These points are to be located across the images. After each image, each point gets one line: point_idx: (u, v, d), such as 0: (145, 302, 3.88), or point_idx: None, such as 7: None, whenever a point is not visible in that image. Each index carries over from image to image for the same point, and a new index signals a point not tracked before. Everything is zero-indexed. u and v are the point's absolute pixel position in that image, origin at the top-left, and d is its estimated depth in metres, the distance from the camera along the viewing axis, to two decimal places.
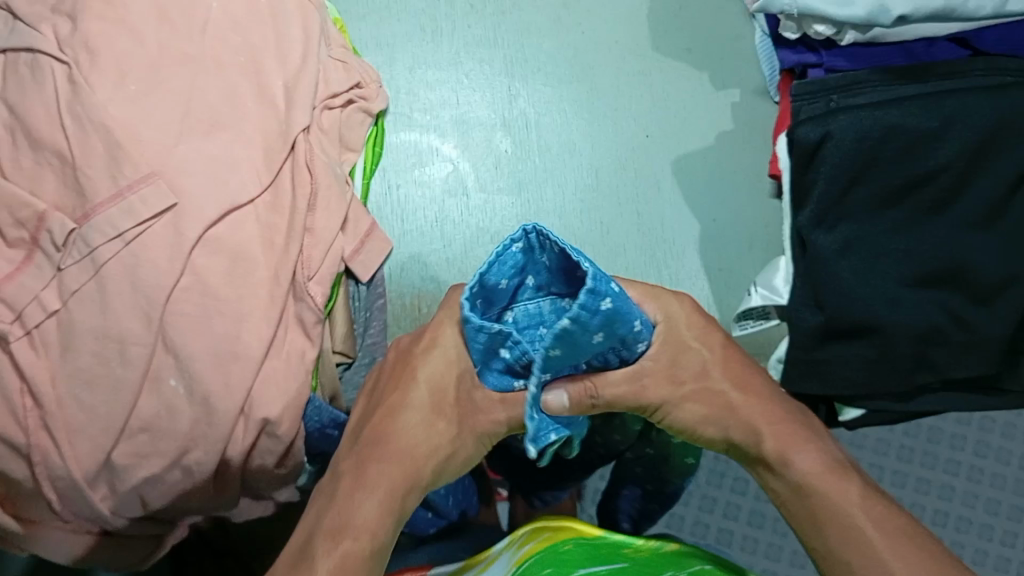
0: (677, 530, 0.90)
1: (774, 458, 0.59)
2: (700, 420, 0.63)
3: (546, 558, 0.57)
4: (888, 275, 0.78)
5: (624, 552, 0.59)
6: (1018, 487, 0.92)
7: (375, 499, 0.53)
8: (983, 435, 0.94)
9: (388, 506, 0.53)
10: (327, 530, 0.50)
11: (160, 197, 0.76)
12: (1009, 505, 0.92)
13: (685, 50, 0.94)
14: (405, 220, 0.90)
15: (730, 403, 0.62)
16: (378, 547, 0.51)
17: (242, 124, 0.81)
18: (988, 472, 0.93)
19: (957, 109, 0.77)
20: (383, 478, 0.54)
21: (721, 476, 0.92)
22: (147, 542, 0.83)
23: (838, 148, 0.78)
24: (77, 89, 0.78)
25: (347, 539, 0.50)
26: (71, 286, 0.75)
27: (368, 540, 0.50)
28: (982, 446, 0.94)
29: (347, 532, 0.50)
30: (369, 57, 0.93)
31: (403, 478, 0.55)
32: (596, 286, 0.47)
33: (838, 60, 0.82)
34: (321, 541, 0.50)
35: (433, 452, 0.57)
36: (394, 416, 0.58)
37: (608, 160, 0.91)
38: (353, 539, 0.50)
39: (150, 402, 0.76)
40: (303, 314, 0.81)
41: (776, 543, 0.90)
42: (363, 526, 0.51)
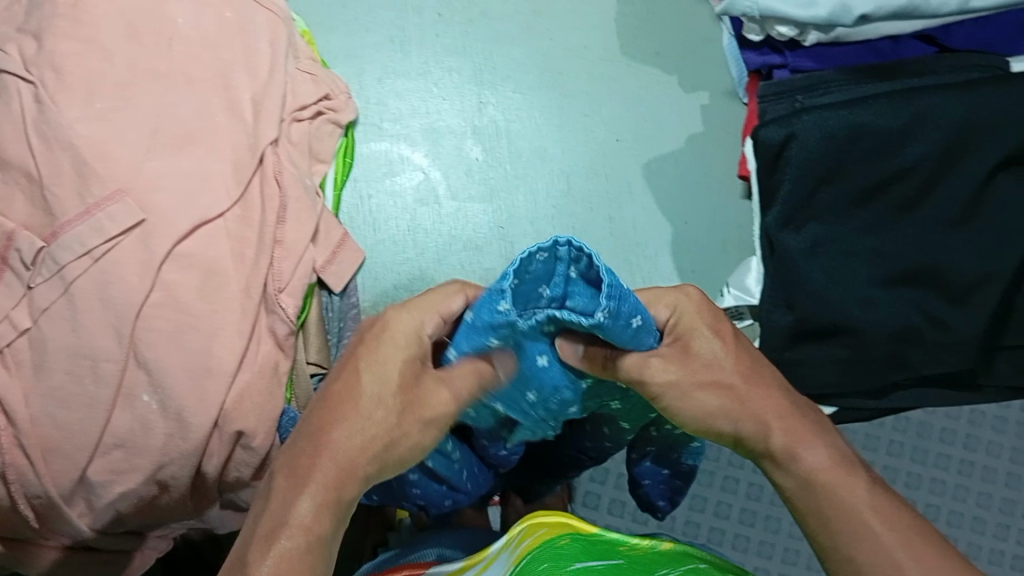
0: (669, 529, 0.90)
1: (782, 452, 0.49)
2: (709, 415, 0.50)
3: (539, 555, 0.52)
4: (858, 275, 0.78)
5: (619, 549, 0.55)
6: (1010, 480, 0.93)
7: (318, 491, 0.45)
8: (972, 428, 0.94)
9: (330, 499, 0.45)
10: (259, 535, 0.44)
11: (128, 213, 0.76)
12: (1000, 498, 0.92)
13: (654, 54, 0.94)
14: (377, 229, 0.90)
15: (737, 394, 0.50)
16: (322, 544, 0.44)
17: (210, 138, 0.81)
18: (979, 466, 0.93)
19: (924, 108, 0.76)
20: (322, 469, 0.46)
21: (712, 475, 0.92)
22: (122, 558, 0.82)
23: (802, 148, 0.77)
24: (44, 108, 0.78)
25: (283, 538, 0.43)
26: (41, 304, 0.75)
27: (302, 539, 0.43)
28: (972, 440, 0.94)
29: (284, 531, 0.43)
30: (338, 69, 0.93)
31: (345, 471, 0.46)
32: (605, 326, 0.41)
33: (803, 61, 0.82)
34: (255, 547, 0.44)
35: (382, 446, 0.47)
36: (340, 400, 0.48)
37: (579, 165, 0.91)
38: (289, 539, 0.43)
39: (124, 418, 0.76)
40: (276, 326, 0.81)
41: (768, 541, 0.90)
42: (302, 523, 0.44)
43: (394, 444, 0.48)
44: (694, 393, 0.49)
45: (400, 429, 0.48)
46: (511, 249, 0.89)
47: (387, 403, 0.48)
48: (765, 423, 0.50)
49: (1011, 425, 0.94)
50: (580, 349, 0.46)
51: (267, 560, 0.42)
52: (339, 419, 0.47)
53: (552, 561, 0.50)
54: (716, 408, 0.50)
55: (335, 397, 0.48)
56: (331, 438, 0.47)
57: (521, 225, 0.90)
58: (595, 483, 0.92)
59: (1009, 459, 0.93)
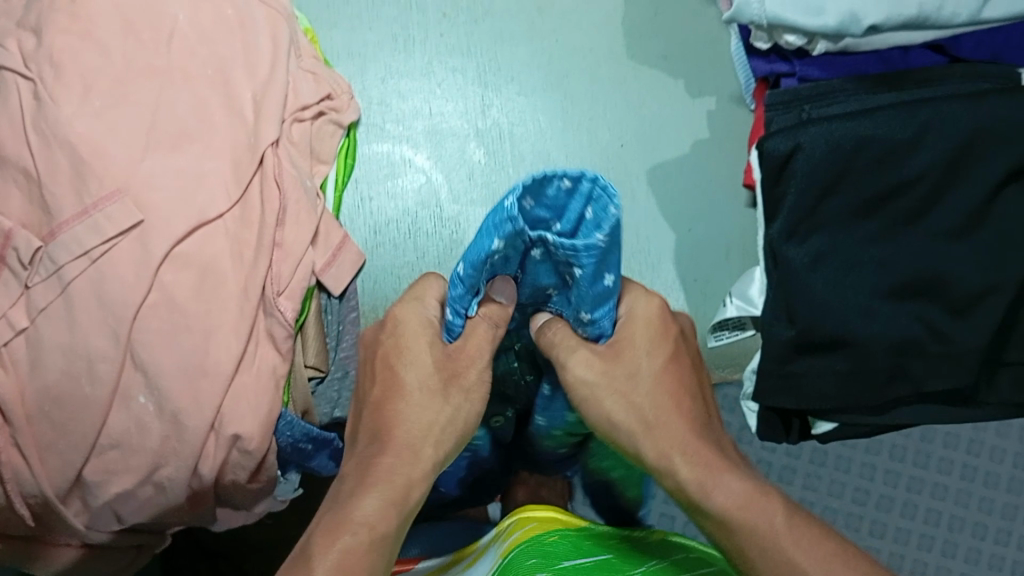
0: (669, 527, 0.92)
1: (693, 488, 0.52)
2: (615, 424, 0.56)
3: (529, 549, 0.56)
4: (862, 287, 0.77)
5: (607, 542, 0.58)
6: (1012, 485, 0.94)
7: (382, 489, 0.52)
8: (976, 434, 0.95)
9: (396, 496, 0.53)
10: (325, 530, 0.51)
11: (126, 213, 0.76)
12: (1002, 503, 0.94)
13: (661, 58, 0.93)
14: (377, 231, 0.89)
15: (646, 420, 0.55)
16: (386, 538, 0.51)
17: (210, 138, 0.81)
18: (981, 471, 0.94)
19: (932, 118, 0.75)
20: (388, 467, 0.53)
21: None
22: (129, 551, 0.84)
23: (808, 159, 0.76)
24: (43, 105, 0.77)
25: (348, 532, 0.50)
26: (39, 303, 0.74)
27: (366, 534, 0.50)
28: (976, 444, 0.95)
29: (349, 530, 0.50)
30: (341, 68, 0.93)
31: (411, 463, 0.54)
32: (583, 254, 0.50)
33: (811, 69, 0.81)
34: (319, 540, 0.50)
35: (439, 433, 0.56)
36: None
37: (583, 170, 0.90)
38: (355, 535, 0.50)
39: (119, 418, 0.75)
40: (274, 328, 0.80)
41: None
42: (369, 521, 0.51)
43: (451, 421, 0.56)
44: (603, 400, 0.56)
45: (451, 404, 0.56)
46: None
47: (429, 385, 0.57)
48: (665, 457, 0.54)
49: (1016, 430, 0.95)
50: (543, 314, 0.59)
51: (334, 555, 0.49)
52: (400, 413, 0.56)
53: (539, 557, 0.54)
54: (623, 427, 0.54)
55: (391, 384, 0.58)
56: (395, 434, 0.55)
57: None
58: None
59: (1013, 464, 0.94)
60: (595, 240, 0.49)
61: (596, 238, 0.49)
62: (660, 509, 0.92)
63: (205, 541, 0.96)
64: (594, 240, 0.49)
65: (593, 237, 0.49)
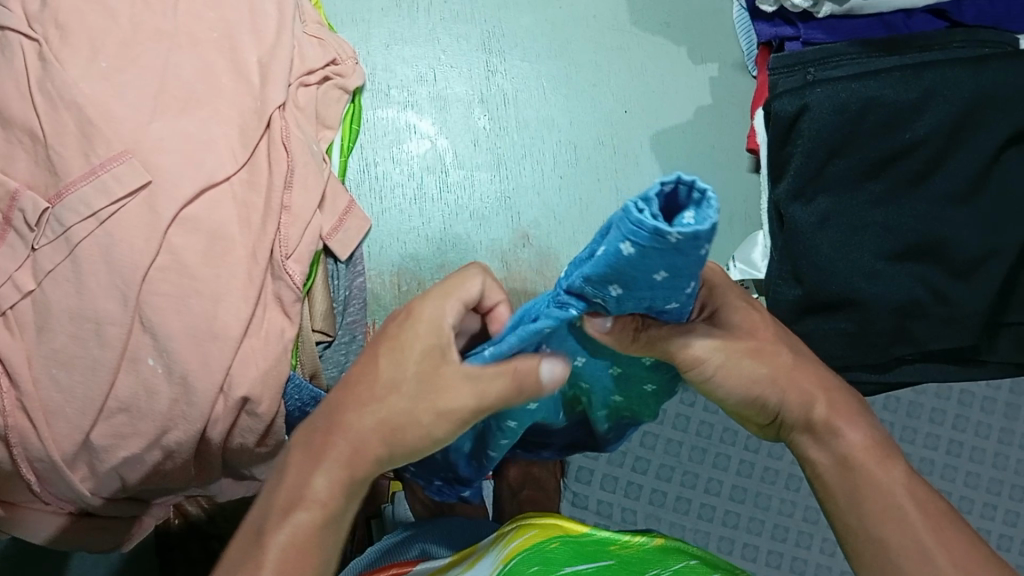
0: (660, 505, 0.93)
1: (822, 426, 0.54)
2: (757, 382, 0.52)
3: (530, 556, 0.53)
4: (866, 248, 0.78)
5: (608, 549, 0.57)
6: (999, 461, 0.87)
7: (333, 469, 0.49)
8: (962, 409, 0.88)
9: (343, 478, 0.49)
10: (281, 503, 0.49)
11: (134, 175, 0.76)
12: (988, 478, 0.87)
13: (663, 25, 0.93)
14: (383, 197, 0.89)
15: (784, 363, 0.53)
16: (332, 521, 0.49)
17: (217, 101, 0.81)
18: (967, 447, 0.88)
19: (936, 82, 0.76)
20: (338, 449, 0.49)
21: (703, 452, 0.94)
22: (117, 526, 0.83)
23: (816, 119, 0.77)
24: (48, 66, 0.77)
25: (301, 509, 0.48)
26: (46, 265, 0.74)
27: (319, 509, 0.48)
28: (962, 420, 0.88)
29: (300, 505, 0.48)
30: (345, 33, 0.93)
31: (354, 456, 0.49)
32: (646, 281, 0.37)
33: (814, 32, 0.81)
34: (275, 514, 0.48)
35: (389, 432, 0.49)
36: (357, 383, 0.50)
37: (587, 137, 0.91)
38: (306, 512, 0.48)
39: (128, 382, 0.75)
40: (282, 292, 0.80)
41: (758, 517, 0.93)
42: (317, 497, 0.49)
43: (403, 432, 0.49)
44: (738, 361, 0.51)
45: (411, 415, 0.48)
46: (518, 220, 0.89)
47: (401, 388, 0.49)
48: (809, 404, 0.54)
49: (1001, 404, 0.88)
50: (609, 322, 0.44)
51: (280, 535, 0.48)
52: (357, 403, 0.49)
53: (541, 564, 0.51)
54: (763, 377, 0.52)
55: (353, 388, 0.50)
56: (346, 420, 0.49)
57: (527, 195, 0.90)
58: (606, 491, 0.93)
59: (998, 440, 0.88)
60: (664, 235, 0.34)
61: (673, 236, 0.34)
62: (652, 487, 0.93)
63: (199, 522, 0.91)
64: (669, 237, 0.34)
65: (670, 237, 0.34)
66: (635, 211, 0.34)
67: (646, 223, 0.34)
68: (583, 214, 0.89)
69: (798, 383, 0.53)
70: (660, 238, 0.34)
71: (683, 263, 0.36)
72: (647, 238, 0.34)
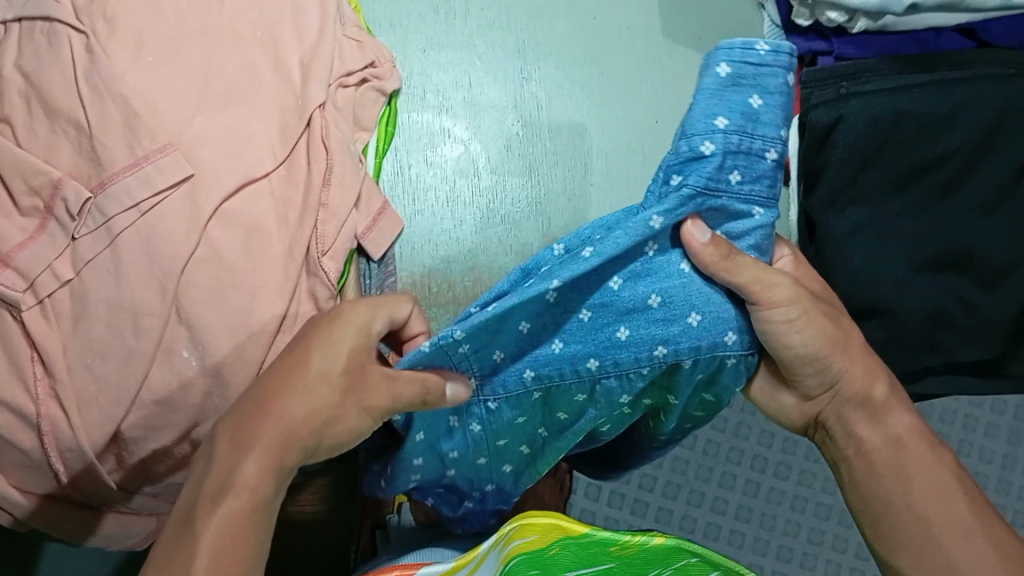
0: (666, 523, 0.93)
1: (879, 406, 0.60)
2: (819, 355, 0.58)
3: None
4: (896, 258, 0.79)
5: (610, 552, 0.52)
6: (1001, 487, 0.94)
7: (262, 459, 0.47)
8: (966, 434, 0.96)
9: (272, 464, 0.47)
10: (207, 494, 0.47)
11: (177, 166, 0.76)
12: (991, 504, 0.94)
13: (696, 38, 0.95)
14: (415, 199, 0.90)
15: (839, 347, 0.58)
16: (263, 506, 0.47)
17: (260, 99, 0.82)
18: (972, 471, 0.95)
19: (967, 96, 0.78)
20: (266, 437, 0.47)
21: (709, 471, 0.95)
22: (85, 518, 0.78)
23: (850, 131, 0.79)
24: (95, 58, 0.78)
25: (229, 497, 0.46)
26: (85, 255, 0.75)
27: (248, 499, 0.46)
28: (965, 444, 0.95)
29: (229, 493, 0.46)
30: (382, 37, 0.94)
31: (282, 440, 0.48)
32: (713, 133, 0.50)
33: (848, 48, 0.83)
34: (202, 505, 0.46)
35: (322, 421, 0.48)
36: (292, 369, 0.49)
37: (618, 144, 0.92)
38: (235, 498, 0.46)
39: (162, 373, 0.76)
40: (316, 289, 0.81)
41: (763, 538, 0.93)
42: (248, 486, 0.47)
43: (333, 422, 0.49)
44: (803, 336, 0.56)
45: (341, 408, 0.49)
46: (550, 225, 0.90)
47: (332, 380, 0.49)
48: (869, 380, 0.59)
49: (1004, 431, 0.96)
50: (704, 241, 0.51)
51: (212, 521, 0.46)
52: (287, 390, 0.48)
53: None
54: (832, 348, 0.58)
55: (284, 374, 0.49)
56: (278, 408, 0.48)
57: (557, 201, 0.91)
58: (613, 509, 0.93)
59: (1001, 465, 0.95)
60: (750, 56, 0.51)
61: (719, 120, 0.50)
62: (658, 505, 0.94)
63: None
64: (717, 124, 0.50)
65: (716, 123, 0.50)
66: (751, 43, 0.51)
67: (734, 67, 0.50)
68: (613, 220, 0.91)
69: (863, 363, 0.59)
70: (749, 54, 0.50)
71: (739, 117, 0.50)
72: (734, 81, 0.50)
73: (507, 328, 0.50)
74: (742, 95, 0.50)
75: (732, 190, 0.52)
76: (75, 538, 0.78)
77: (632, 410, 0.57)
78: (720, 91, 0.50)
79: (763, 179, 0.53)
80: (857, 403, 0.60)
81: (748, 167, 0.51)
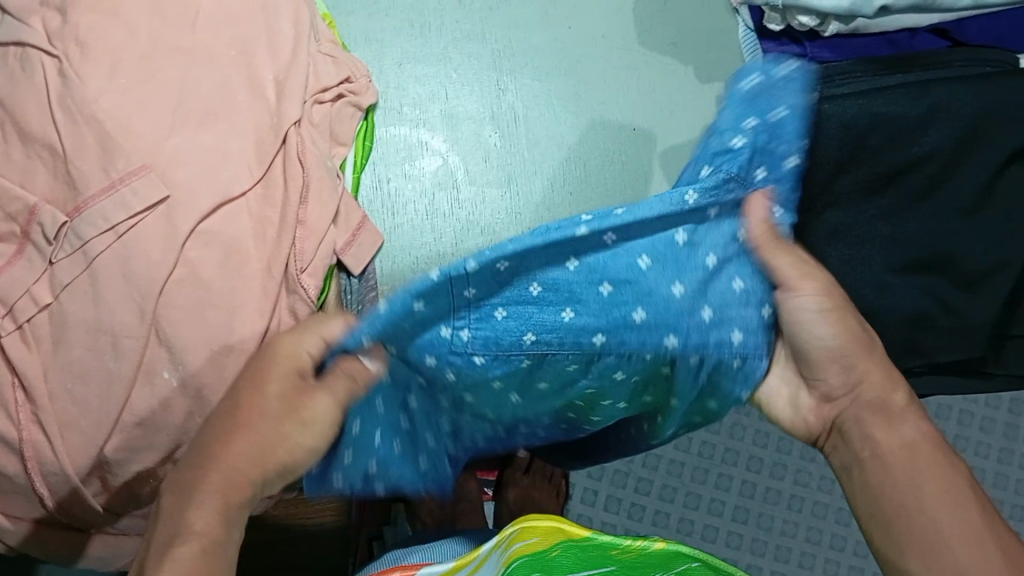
0: (663, 526, 0.93)
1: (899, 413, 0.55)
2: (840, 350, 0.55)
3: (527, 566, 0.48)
4: (873, 262, 0.81)
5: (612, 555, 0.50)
6: (998, 481, 0.94)
7: (208, 500, 0.46)
8: (961, 429, 0.96)
9: (222, 504, 0.46)
10: (159, 543, 0.45)
11: (152, 188, 0.76)
12: (988, 498, 0.93)
13: (670, 44, 0.95)
14: (394, 213, 0.90)
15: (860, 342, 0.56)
16: (222, 544, 0.45)
17: (234, 118, 0.82)
18: (968, 466, 0.95)
19: (944, 97, 0.75)
20: (212, 477, 0.47)
21: (705, 473, 0.94)
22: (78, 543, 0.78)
23: (825, 136, 0.76)
24: (69, 82, 0.78)
25: (181, 543, 0.44)
26: (63, 279, 0.75)
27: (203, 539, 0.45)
28: (961, 439, 0.95)
29: (179, 540, 0.44)
30: (358, 52, 0.94)
31: (231, 477, 0.47)
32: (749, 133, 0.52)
33: (822, 51, 0.84)
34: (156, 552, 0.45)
35: (266, 452, 0.48)
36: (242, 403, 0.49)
37: (595, 153, 0.92)
38: (188, 544, 0.44)
39: (143, 395, 0.75)
40: (298, 305, 0.81)
41: (761, 539, 0.93)
42: (198, 529, 0.45)
43: (274, 450, 0.49)
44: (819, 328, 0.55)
45: (279, 433, 0.49)
46: (530, 235, 0.90)
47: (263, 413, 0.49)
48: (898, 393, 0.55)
49: (999, 425, 0.95)
50: (754, 226, 0.51)
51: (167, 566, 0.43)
52: (232, 431, 0.48)
53: None
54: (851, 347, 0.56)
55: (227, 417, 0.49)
56: (223, 448, 0.48)
57: (537, 210, 0.91)
58: (609, 513, 0.93)
59: (997, 459, 0.95)
60: (773, 72, 0.54)
61: (750, 122, 0.52)
62: (655, 508, 0.93)
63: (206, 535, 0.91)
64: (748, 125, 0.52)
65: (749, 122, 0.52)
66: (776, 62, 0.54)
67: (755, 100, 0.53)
68: None
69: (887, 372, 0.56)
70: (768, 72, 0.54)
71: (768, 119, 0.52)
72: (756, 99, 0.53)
73: (543, 279, 0.45)
74: (774, 109, 0.52)
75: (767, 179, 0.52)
76: (69, 562, 0.79)
77: (629, 405, 0.58)
78: (749, 100, 0.53)
79: (790, 184, 0.53)
80: (875, 406, 0.55)
81: (774, 167, 0.52)
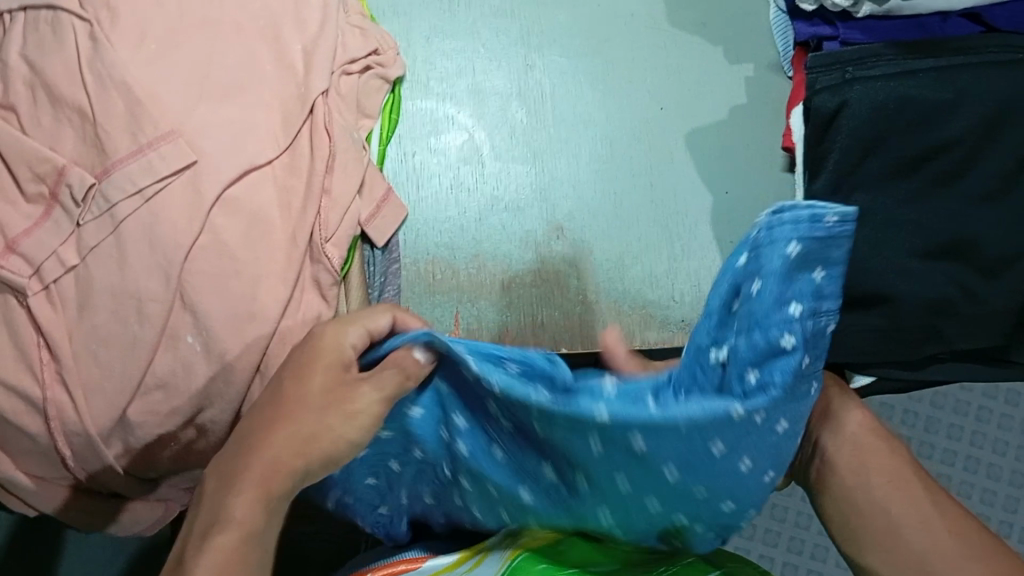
0: None
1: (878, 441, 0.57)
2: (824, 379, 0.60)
3: None
4: (900, 246, 0.78)
5: None
6: None
7: (246, 489, 0.49)
8: None
9: (261, 495, 0.49)
10: (201, 529, 0.48)
11: (180, 154, 0.77)
12: None
13: (700, 25, 0.95)
14: (419, 184, 0.89)
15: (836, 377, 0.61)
16: (254, 536, 0.48)
17: (261, 88, 0.82)
18: None
19: (970, 83, 0.78)
20: (251, 467, 0.49)
21: None
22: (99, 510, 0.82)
23: (854, 116, 0.79)
24: (99, 46, 0.78)
25: (222, 532, 0.47)
26: (89, 242, 0.75)
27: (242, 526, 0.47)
28: None
29: (218, 529, 0.47)
30: (386, 25, 0.95)
31: (270, 467, 0.49)
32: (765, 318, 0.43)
33: (853, 32, 0.83)
34: (195, 540, 0.47)
35: (302, 442, 0.51)
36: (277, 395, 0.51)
37: (621, 132, 0.92)
38: (224, 533, 0.47)
39: (165, 359, 0.76)
40: (320, 275, 0.81)
41: (773, 529, 0.95)
42: (238, 518, 0.48)
43: (316, 438, 0.51)
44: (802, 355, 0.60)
45: (323, 423, 0.51)
46: (553, 212, 0.89)
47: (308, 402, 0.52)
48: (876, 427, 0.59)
49: None
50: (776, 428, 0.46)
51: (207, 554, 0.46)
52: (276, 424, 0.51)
53: None
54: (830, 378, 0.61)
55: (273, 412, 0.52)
56: (262, 443, 0.50)
57: (561, 187, 0.90)
58: None
59: None
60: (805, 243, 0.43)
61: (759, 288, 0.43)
62: None
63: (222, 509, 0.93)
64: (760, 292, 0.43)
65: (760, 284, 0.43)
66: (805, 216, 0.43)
67: (808, 221, 0.42)
68: (617, 210, 0.90)
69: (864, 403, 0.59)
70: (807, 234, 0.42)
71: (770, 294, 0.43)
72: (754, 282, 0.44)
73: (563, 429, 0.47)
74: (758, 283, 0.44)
75: (796, 391, 0.44)
76: (97, 527, 0.83)
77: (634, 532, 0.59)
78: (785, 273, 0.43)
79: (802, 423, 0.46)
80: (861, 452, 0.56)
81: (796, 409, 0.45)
